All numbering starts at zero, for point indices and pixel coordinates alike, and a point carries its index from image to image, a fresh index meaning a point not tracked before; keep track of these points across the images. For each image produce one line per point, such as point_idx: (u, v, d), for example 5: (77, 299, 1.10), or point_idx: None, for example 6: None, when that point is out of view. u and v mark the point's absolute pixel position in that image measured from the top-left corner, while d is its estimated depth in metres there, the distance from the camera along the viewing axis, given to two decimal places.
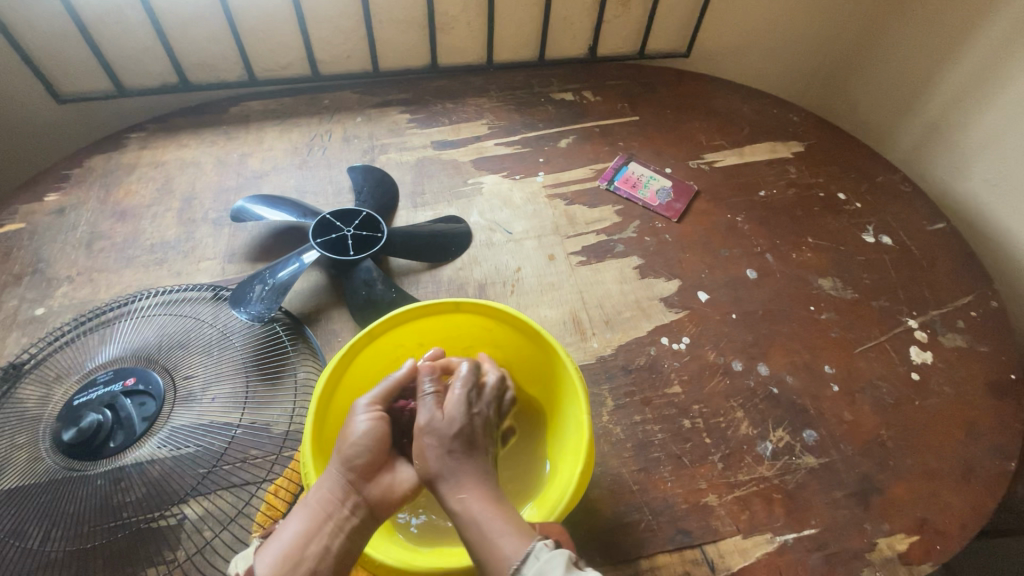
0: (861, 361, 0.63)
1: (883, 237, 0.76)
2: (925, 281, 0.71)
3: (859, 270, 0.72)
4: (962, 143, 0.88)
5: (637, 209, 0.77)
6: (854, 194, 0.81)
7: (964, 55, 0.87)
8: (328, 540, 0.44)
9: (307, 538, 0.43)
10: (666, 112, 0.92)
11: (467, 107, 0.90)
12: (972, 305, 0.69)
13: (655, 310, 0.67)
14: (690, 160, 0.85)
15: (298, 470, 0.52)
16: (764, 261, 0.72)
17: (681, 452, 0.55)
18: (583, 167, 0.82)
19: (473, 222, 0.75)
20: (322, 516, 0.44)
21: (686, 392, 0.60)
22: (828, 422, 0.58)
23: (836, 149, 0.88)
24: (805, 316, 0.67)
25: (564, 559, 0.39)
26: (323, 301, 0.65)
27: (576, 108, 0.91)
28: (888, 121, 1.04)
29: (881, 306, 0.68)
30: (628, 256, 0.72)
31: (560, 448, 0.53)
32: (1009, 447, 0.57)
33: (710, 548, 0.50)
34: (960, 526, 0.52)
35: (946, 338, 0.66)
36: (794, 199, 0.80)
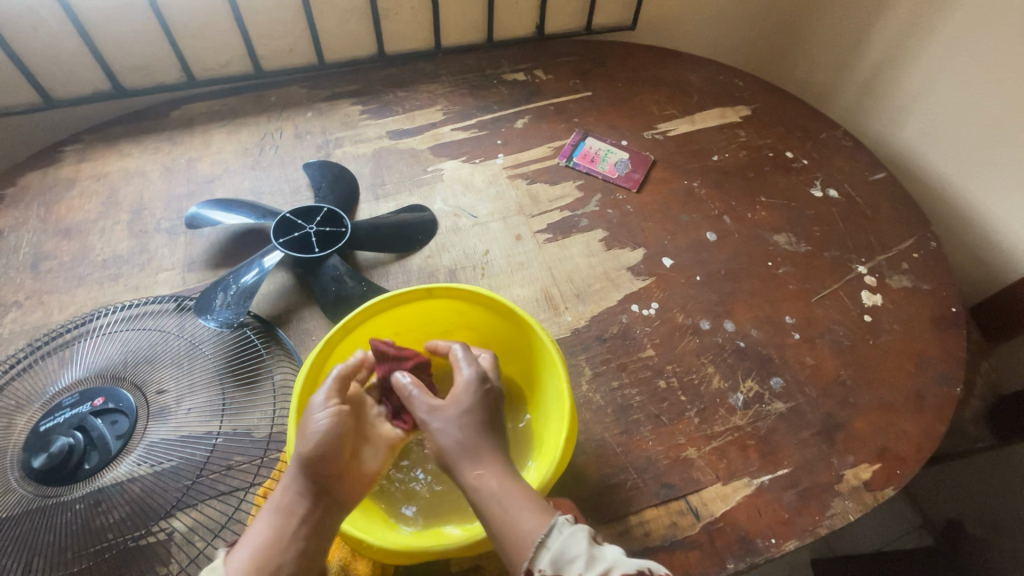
0: (818, 309, 0.67)
1: (831, 190, 0.80)
2: (871, 228, 0.75)
3: (810, 224, 0.75)
4: (895, 95, 0.93)
5: (598, 182, 0.79)
6: (801, 151, 0.84)
7: (891, 11, 0.91)
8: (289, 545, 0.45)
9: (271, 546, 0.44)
10: (617, 85, 0.93)
11: (419, 94, 0.89)
12: (915, 247, 0.73)
13: (622, 279, 0.68)
14: (645, 130, 0.86)
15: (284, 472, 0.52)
16: (722, 223, 0.75)
17: (659, 412, 0.58)
18: (541, 146, 0.83)
19: (437, 209, 0.75)
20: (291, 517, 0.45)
21: (659, 354, 0.62)
22: (792, 368, 0.62)
23: (782, 107, 0.91)
24: (763, 271, 0.70)
25: (585, 534, 0.41)
26: (293, 301, 0.64)
27: (529, 87, 0.92)
28: (826, 78, 1.08)
29: (833, 255, 0.72)
30: (593, 230, 0.73)
31: (544, 419, 0.55)
32: (954, 374, 0.62)
33: (693, 499, 0.53)
34: (915, 450, 0.56)
35: (894, 280, 0.70)
36: (746, 160, 0.83)
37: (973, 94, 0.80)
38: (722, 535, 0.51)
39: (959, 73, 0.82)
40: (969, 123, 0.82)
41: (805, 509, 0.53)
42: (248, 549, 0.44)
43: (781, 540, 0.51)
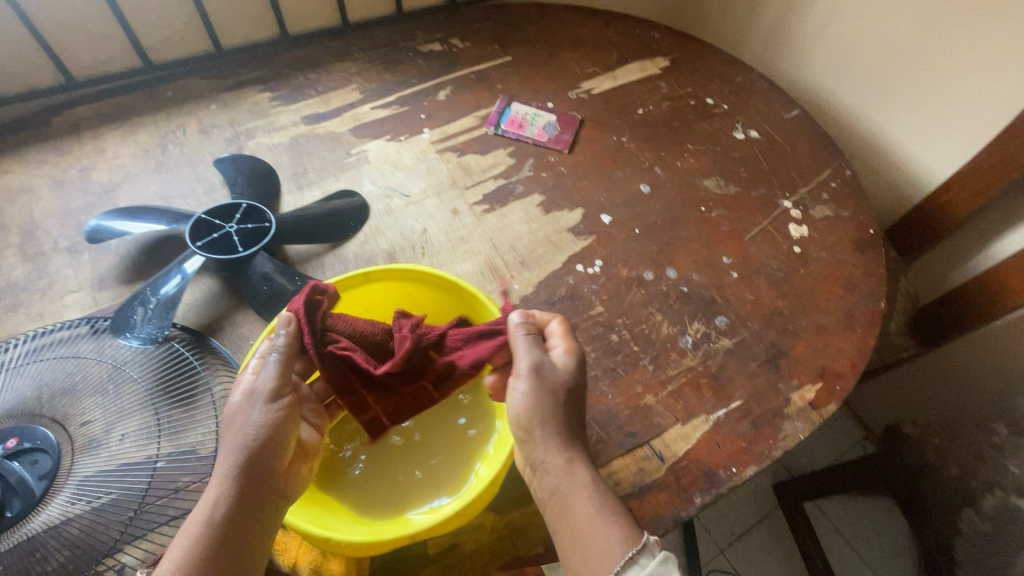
0: (752, 246, 0.70)
1: (752, 131, 0.82)
2: (791, 163, 0.78)
3: (736, 166, 0.78)
4: (801, 37, 0.97)
5: (529, 147, 0.78)
6: (720, 97, 0.86)
7: None
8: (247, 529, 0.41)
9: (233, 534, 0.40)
10: (536, 47, 0.92)
11: (332, 74, 0.84)
12: (832, 177, 0.77)
13: (564, 241, 0.68)
14: (569, 90, 0.86)
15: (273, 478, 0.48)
16: (654, 174, 0.76)
17: (614, 365, 0.59)
18: (467, 116, 0.81)
19: (366, 192, 0.71)
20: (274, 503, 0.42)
21: (608, 310, 0.63)
22: (734, 305, 0.64)
23: (698, 56, 0.92)
24: (697, 217, 0.72)
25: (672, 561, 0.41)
26: (223, 307, 0.60)
27: (447, 57, 0.88)
28: (735, 24, 1.10)
29: (760, 193, 0.75)
30: (529, 195, 0.72)
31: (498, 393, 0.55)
32: (878, 291, 0.66)
33: (656, 443, 0.54)
34: (851, 365, 0.60)
35: (817, 210, 0.74)
36: (670, 111, 0.84)
37: (871, 29, 0.86)
38: (686, 472, 0.53)
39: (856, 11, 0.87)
40: (871, 52, 0.87)
41: (759, 436, 0.55)
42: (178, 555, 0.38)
43: (741, 467, 0.53)
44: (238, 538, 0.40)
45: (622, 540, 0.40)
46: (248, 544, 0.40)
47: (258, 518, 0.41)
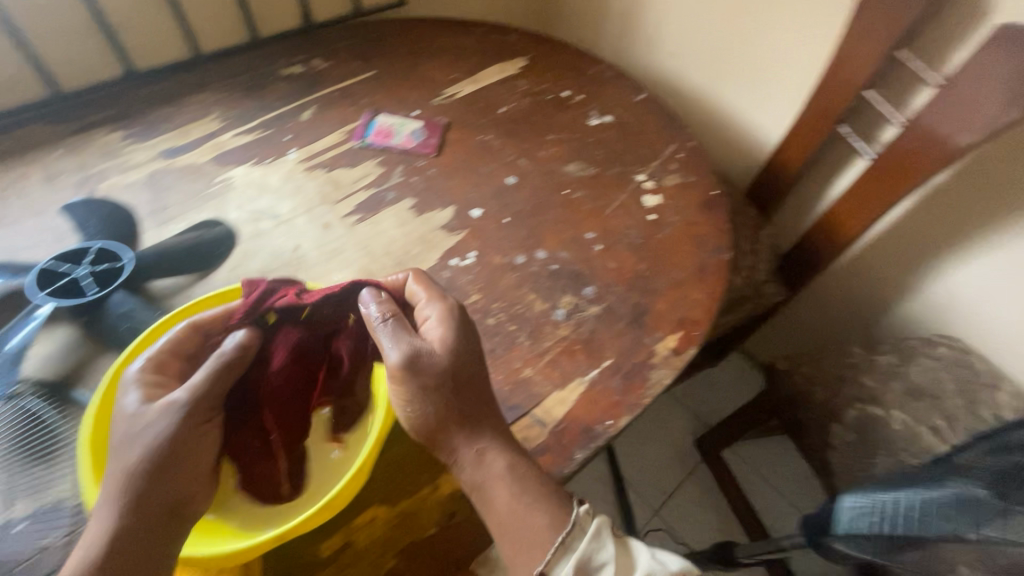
0: (612, 220, 0.75)
1: (605, 116, 0.89)
2: (642, 141, 0.86)
3: (594, 149, 0.84)
4: (646, 31, 1.10)
5: (397, 155, 0.80)
6: (575, 89, 0.93)
7: None
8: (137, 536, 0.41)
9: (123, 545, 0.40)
10: (398, 60, 0.95)
11: (189, 106, 0.83)
12: (679, 149, 0.85)
13: (437, 238, 0.71)
14: (433, 98, 0.89)
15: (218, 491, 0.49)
16: (519, 166, 0.80)
17: (493, 346, 0.62)
18: (332, 133, 0.82)
19: (234, 218, 0.71)
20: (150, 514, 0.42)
21: (484, 296, 0.66)
22: (600, 275, 0.69)
23: (552, 54, 0.99)
24: (562, 199, 0.77)
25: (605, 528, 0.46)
26: (83, 353, 0.58)
27: (309, 78, 0.89)
28: (589, 26, 1.21)
29: (616, 171, 0.81)
30: (400, 200, 0.75)
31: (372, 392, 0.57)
32: (724, 243, 0.74)
33: (537, 412, 0.58)
34: (706, 312, 0.67)
35: (667, 179, 0.81)
36: (530, 106, 0.89)
37: (696, 21, 1.00)
38: (567, 432, 0.56)
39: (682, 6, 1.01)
40: (701, 39, 1.01)
41: (630, 388, 0.60)
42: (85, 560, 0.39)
43: (616, 418, 0.58)
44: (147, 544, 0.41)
45: (550, 524, 0.45)
46: (167, 542, 0.42)
47: (170, 524, 0.42)
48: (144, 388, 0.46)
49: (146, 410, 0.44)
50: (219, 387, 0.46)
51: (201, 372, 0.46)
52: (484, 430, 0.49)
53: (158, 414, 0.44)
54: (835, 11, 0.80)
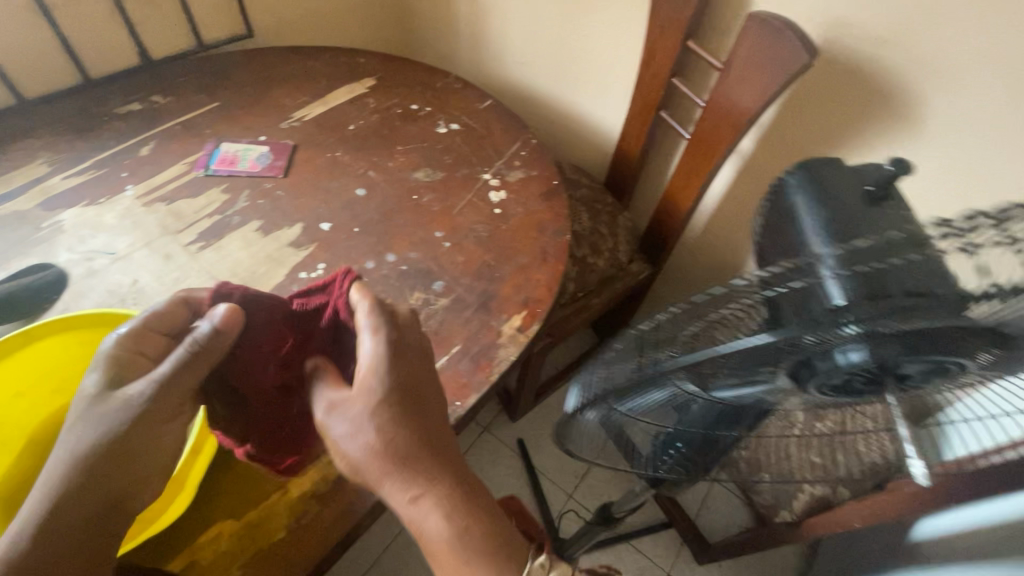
0: (460, 218, 0.80)
1: (453, 124, 0.94)
2: (488, 144, 0.92)
3: (442, 155, 0.89)
4: (492, 47, 1.18)
5: (243, 180, 0.80)
6: (424, 102, 0.98)
7: None
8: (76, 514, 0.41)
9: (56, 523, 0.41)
10: (244, 89, 0.95)
11: (12, 154, 0.80)
12: (522, 147, 0.92)
13: (285, 255, 0.72)
14: (282, 122, 0.91)
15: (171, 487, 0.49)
16: (368, 178, 0.83)
17: None
18: (173, 166, 0.81)
19: (64, 261, 0.69)
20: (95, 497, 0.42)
21: None
22: (448, 269, 0.73)
23: (401, 71, 1.03)
24: (411, 204, 0.81)
25: None
26: None
27: (148, 114, 0.88)
28: (444, 45, 1.28)
29: (463, 173, 0.86)
30: (247, 223, 0.75)
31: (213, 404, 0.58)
32: (564, 227, 0.80)
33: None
34: (548, 290, 0.72)
35: (511, 176, 0.87)
36: (379, 122, 0.93)
37: (531, 34, 1.09)
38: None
39: (517, 21, 1.09)
40: (537, 50, 1.10)
41: (477, 369, 0.64)
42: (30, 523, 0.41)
43: (464, 399, 0.61)
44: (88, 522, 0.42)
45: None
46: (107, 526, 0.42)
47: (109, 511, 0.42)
48: (106, 368, 0.46)
49: (106, 398, 0.44)
50: (188, 379, 0.45)
51: (178, 356, 0.44)
52: (418, 477, 0.46)
53: (116, 408, 0.44)
54: (636, 17, 0.91)
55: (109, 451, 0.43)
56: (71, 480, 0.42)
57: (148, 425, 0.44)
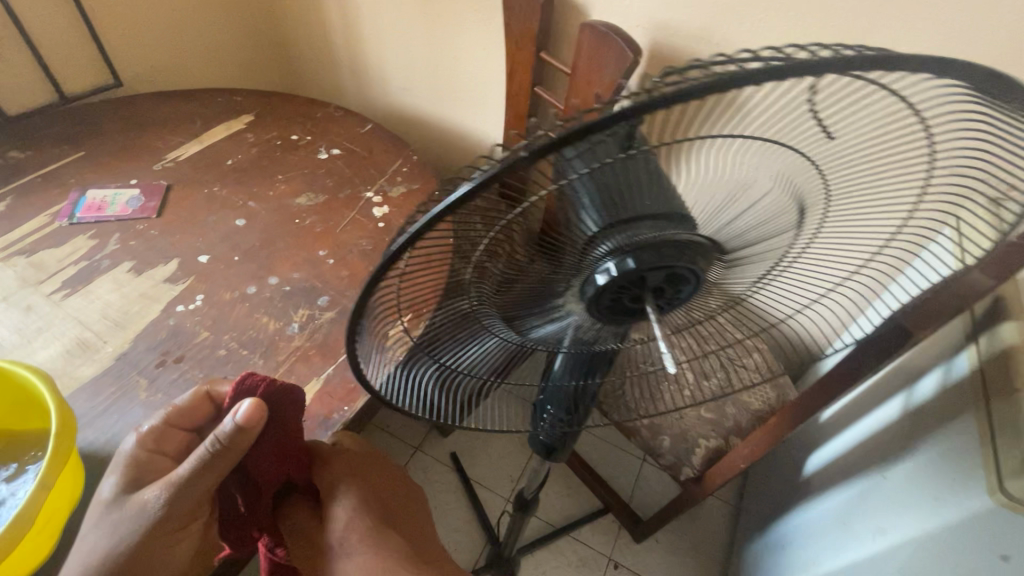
0: (343, 235, 0.82)
1: (334, 149, 0.97)
2: (370, 164, 0.95)
3: (323, 179, 0.91)
4: (373, 77, 1.22)
5: (113, 224, 0.79)
6: (304, 132, 1.00)
7: (330, 26, 1.19)
8: None
9: None
10: (112, 136, 0.94)
11: None
12: (404, 163, 0.95)
13: (161, 291, 0.71)
14: (154, 164, 0.90)
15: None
16: (248, 208, 0.84)
17: (225, 374, 0.63)
18: (35, 218, 0.78)
19: None
20: None
21: (212, 331, 0.67)
22: (333, 284, 0.75)
23: (280, 105, 1.05)
24: (293, 228, 0.82)
25: None
26: None
27: (5, 170, 0.85)
28: (329, 81, 1.31)
29: (346, 194, 0.89)
30: (117, 265, 0.74)
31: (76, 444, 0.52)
32: None
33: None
34: None
35: (393, 191, 0.90)
36: (258, 154, 0.94)
37: (407, 61, 1.14)
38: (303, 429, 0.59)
39: (392, 51, 1.15)
40: (415, 75, 1.16)
41: None
42: None
43: (353, 402, 0.62)
44: None
45: None
46: None
47: None
48: (125, 471, 0.48)
49: (122, 502, 0.46)
50: (206, 485, 0.44)
51: (198, 456, 0.43)
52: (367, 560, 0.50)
53: (132, 515, 0.45)
54: (496, 25, 0.97)
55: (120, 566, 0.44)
56: None
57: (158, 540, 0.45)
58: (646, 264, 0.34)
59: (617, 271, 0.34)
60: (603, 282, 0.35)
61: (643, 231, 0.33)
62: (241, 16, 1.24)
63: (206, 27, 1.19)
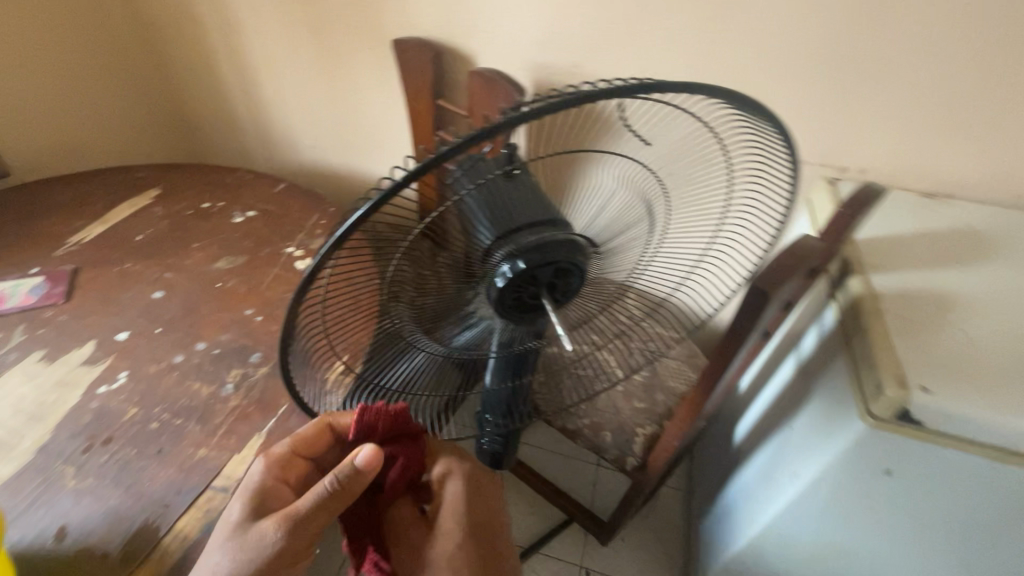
0: (270, 292, 0.83)
1: (249, 211, 0.98)
2: (288, 220, 0.97)
3: (242, 241, 0.92)
4: (282, 139, 1.26)
5: (17, 316, 0.76)
6: (216, 198, 1.01)
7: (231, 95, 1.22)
8: None
9: None
10: (4, 227, 0.90)
11: None
12: (322, 216, 0.99)
13: (79, 375, 0.69)
14: (57, 249, 0.87)
15: None
16: (166, 279, 0.83)
17: (160, 445, 0.62)
18: None
19: None
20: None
21: (142, 405, 0.66)
22: (264, 340, 0.75)
23: (187, 175, 1.06)
24: (216, 292, 0.82)
25: None
26: None
27: None
28: (236, 147, 1.32)
29: (267, 252, 0.90)
30: (27, 356, 0.70)
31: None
32: None
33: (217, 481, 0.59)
34: None
35: (315, 243, 0.93)
36: (170, 226, 0.93)
37: (313, 120, 1.19)
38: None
39: (297, 112, 1.19)
40: (323, 132, 1.20)
41: (307, 419, 0.66)
42: None
43: None
44: None
45: None
46: None
47: None
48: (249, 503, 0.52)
49: (247, 528, 0.50)
50: (318, 525, 0.51)
51: (320, 491, 0.50)
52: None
53: (255, 543, 0.48)
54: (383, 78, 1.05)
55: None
56: None
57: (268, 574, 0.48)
58: (534, 267, 0.41)
59: (512, 276, 0.41)
60: (501, 285, 0.41)
61: (523, 238, 0.40)
62: (138, 94, 1.24)
63: (101, 109, 1.19)
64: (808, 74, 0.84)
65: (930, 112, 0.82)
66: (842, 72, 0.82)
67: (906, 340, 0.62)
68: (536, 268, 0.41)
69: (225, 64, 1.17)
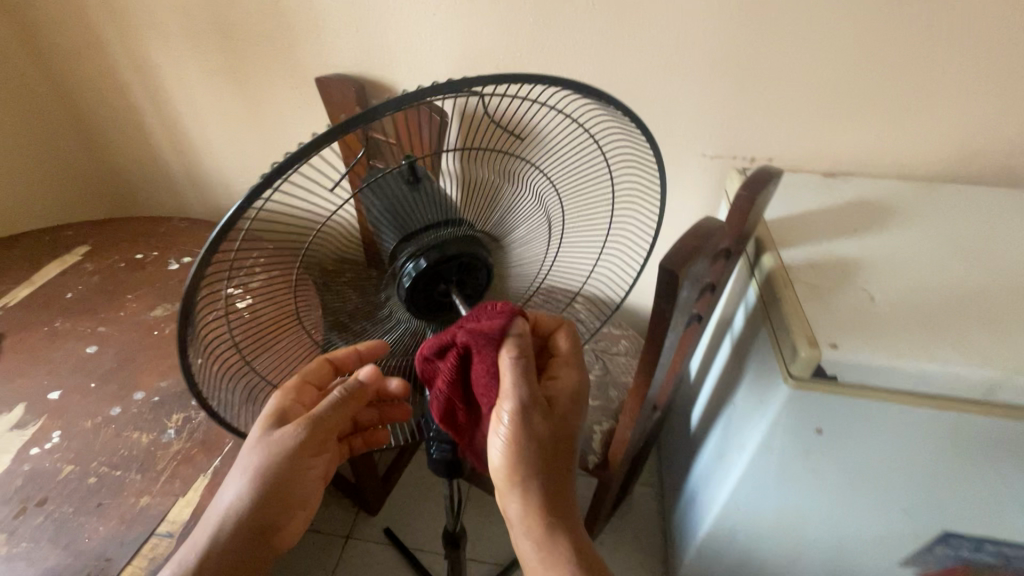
0: None
1: (185, 257, 0.97)
2: None
3: (179, 287, 0.91)
4: (216, 183, 1.26)
5: None
6: (149, 247, 1.00)
7: (161, 145, 1.22)
8: (238, 510, 0.57)
9: (229, 513, 0.57)
10: None
11: None
12: None
13: (7, 439, 0.66)
14: None
15: (286, 501, 0.60)
16: (99, 333, 0.81)
17: (98, 499, 0.60)
18: None
19: None
20: (258, 499, 0.57)
21: (77, 462, 0.64)
22: None
23: (118, 228, 1.04)
24: (154, 340, 0.81)
25: None
26: None
27: None
28: (170, 197, 1.32)
29: None
30: None
31: None
32: None
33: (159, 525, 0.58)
34: None
35: None
36: (102, 280, 0.92)
37: (246, 162, 1.20)
38: (200, 523, 0.59)
39: (230, 157, 1.20)
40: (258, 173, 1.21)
41: None
42: (220, 505, 0.57)
43: None
44: (260, 515, 0.58)
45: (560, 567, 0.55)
46: (264, 521, 0.58)
47: (274, 512, 0.59)
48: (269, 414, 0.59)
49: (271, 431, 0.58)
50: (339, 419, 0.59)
51: (335, 396, 0.58)
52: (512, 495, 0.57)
53: (278, 442, 0.57)
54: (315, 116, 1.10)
55: (272, 481, 0.58)
56: (244, 500, 0.57)
57: (301, 458, 0.58)
58: (436, 261, 0.48)
59: (418, 272, 0.48)
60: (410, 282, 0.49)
61: (424, 236, 0.48)
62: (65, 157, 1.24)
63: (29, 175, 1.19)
64: (706, 75, 0.92)
65: (815, 99, 0.91)
66: (735, 71, 0.90)
67: (814, 304, 0.67)
68: (438, 262, 0.49)
69: (152, 115, 1.18)
